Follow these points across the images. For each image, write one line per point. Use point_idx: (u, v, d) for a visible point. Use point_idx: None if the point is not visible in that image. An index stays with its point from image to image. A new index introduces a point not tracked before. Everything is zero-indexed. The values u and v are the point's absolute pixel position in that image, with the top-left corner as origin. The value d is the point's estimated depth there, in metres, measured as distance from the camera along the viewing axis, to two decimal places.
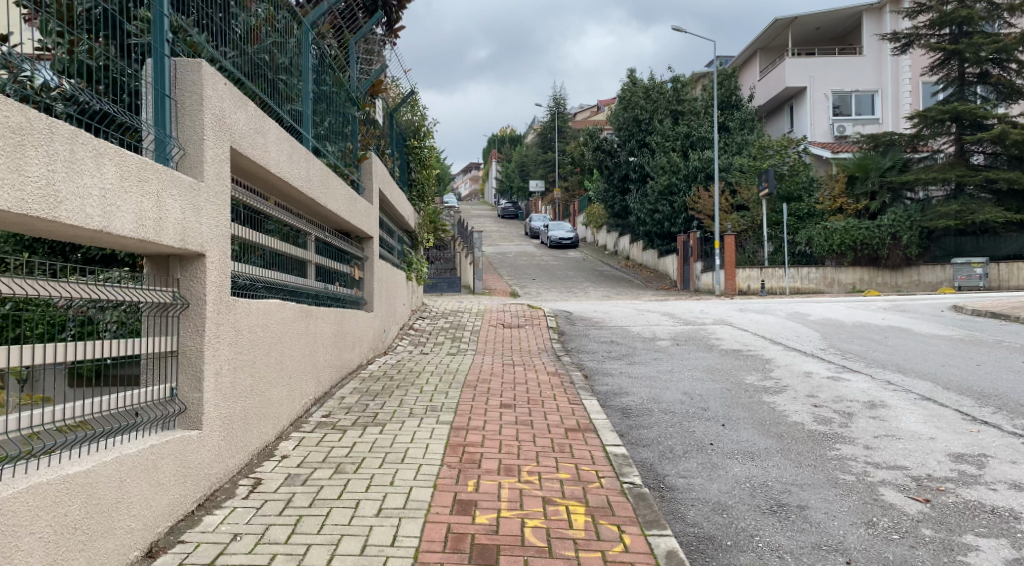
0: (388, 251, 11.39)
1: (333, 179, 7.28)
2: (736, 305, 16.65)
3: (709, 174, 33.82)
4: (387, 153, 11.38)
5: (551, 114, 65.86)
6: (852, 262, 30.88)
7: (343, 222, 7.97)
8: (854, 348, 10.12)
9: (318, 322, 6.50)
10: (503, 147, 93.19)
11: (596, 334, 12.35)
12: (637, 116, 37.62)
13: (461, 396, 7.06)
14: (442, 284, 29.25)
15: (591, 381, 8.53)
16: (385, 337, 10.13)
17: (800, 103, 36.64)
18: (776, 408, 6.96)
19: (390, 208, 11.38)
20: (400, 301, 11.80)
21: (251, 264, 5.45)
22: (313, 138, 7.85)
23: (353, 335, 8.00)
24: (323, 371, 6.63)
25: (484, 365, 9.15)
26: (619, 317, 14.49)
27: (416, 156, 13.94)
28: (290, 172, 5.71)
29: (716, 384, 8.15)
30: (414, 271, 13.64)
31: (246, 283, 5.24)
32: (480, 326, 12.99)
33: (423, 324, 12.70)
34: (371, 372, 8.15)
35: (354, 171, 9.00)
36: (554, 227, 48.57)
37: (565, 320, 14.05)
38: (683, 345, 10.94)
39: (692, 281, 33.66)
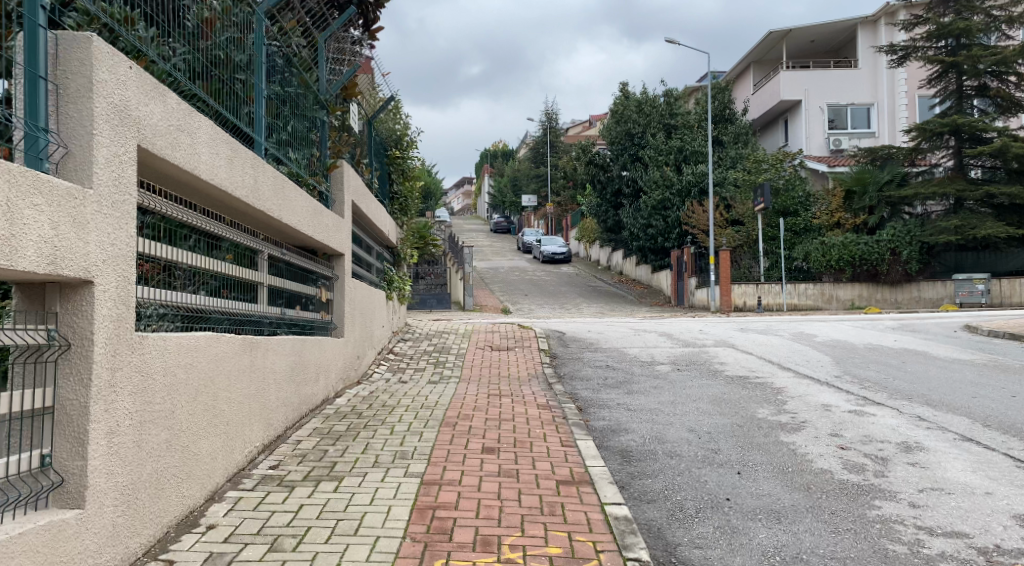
0: (363, 269, 10.48)
1: (292, 192, 6.44)
2: (738, 325, 15.78)
3: (703, 189, 33.20)
4: (363, 163, 10.53)
5: (544, 128, 65.29)
6: (850, 278, 30.14)
7: (305, 238, 7.10)
8: (872, 375, 9.26)
9: (266, 354, 5.60)
10: (494, 162, 92.60)
11: (591, 358, 11.46)
12: (630, 130, 36.98)
13: (436, 438, 6.17)
14: (430, 301, 28.44)
15: (585, 414, 7.63)
16: (358, 364, 9.24)
17: (795, 117, 36.03)
18: (797, 451, 6.09)
19: (366, 223, 10.49)
20: (377, 323, 10.88)
21: (174, 289, 4.57)
22: (274, 146, 7.00)
23: (316, 367, 7.11)
24: (274, 413, 5.75)
25: (467, 396, 8.25)
26: (614, 338, 13.62)
27: (397, 168, 13.10)
28: (230, 180, 4.86)
29: (725, 419, 7.28)
30: (395, 290, 12.73)
31: (166, 312, 4.37)
32: (466, 349, 12.06)
33: (403, 347, 11.80)
34: (337, 408, 7.26)
35: (321, 182, 8.15)
36: (546, 242, 47.83)
37: (556, 342, 13.16)
38: (685, 370, 10.07)
39: (687, 297, 32.93)
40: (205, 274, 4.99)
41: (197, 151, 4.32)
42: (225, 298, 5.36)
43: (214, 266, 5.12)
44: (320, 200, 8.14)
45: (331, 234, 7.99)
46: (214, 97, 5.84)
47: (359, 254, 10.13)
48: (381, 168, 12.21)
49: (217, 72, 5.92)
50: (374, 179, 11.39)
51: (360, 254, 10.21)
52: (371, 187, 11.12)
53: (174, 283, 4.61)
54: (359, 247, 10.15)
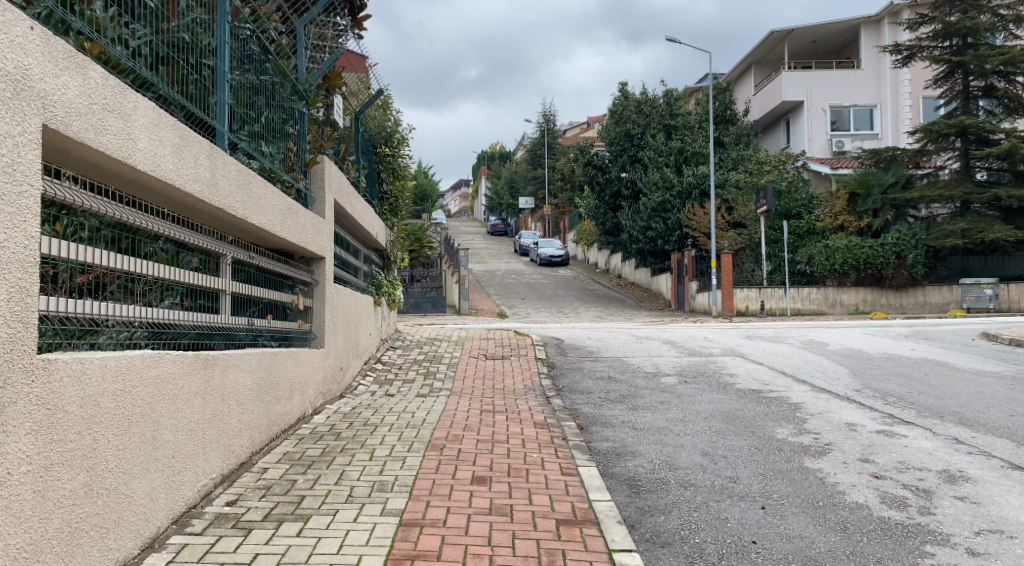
0: (348, 274, 9.77)
1: (261, 188, 5.78)
2: (744, 332, 15.10)
3: (704, 191, 32.62)
4: (348, 160, 9.89)
5: (541, 130, 64.74)
6: (855, 282, 29.50)
7: (278, 239, 6.45)
8: (895, 388, 8.59)
9: (225, 372, 4.95)
10: (492, 164, 92.07)
11: (591, 368, 10.78)
12: (630, 130, 36.43)
13: (420, 466, 5.51)
14: (425, 305, 27.81)
15: (588, 435, 6.95)
16: (341, 377, 8.58)
17: (797, 118, 35.46)
18: (825, 480, 5.43)
19: (351, 223, 9.79)
20: (364, 332, 10.17)
21: (106, 297, 4.02)
22: (245, 139, 6.36)
23: (288, 382, 6.45)
24: (234, 439, 5.09)
25: (456, 412, 7.56)
26: (616, 346, 12.95)
27: (387, 167, 12.45)
28: (178, 172, 4.22)
29: (742, 441, 6.62)
30: (384, 296, 12.02)
31: (86, 329, 3.76)
32: (460, 358, 11.35)
33: (392, 357, 11.10)
34: (313, 429, 6.58)
35: (300, 179, 7.50)
36: (544, 244, 47.19)
37: (555, 351, 12.46)
38: (693, 383, 9.40)
39: (687, 301, 32.35)
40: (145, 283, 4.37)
41: (133, 136, 3.67)
42: (170, 310, 4.74)
43: (157, 273, 4.52)
44: (298, 199, 7.48)
45: (308, 237, 7.26)
46: (178, 87, 5.19)
47: (343, 256, 9.43)
48: (369, 166, 11.54)
49: (181, 58, 5.26)
50: (361, 177, 10.72)
51: (344, 257, 9.49)
52: (358, 186, 10.44)
53: (106, 291, 4.04)
54: (343, 249, 9.45)
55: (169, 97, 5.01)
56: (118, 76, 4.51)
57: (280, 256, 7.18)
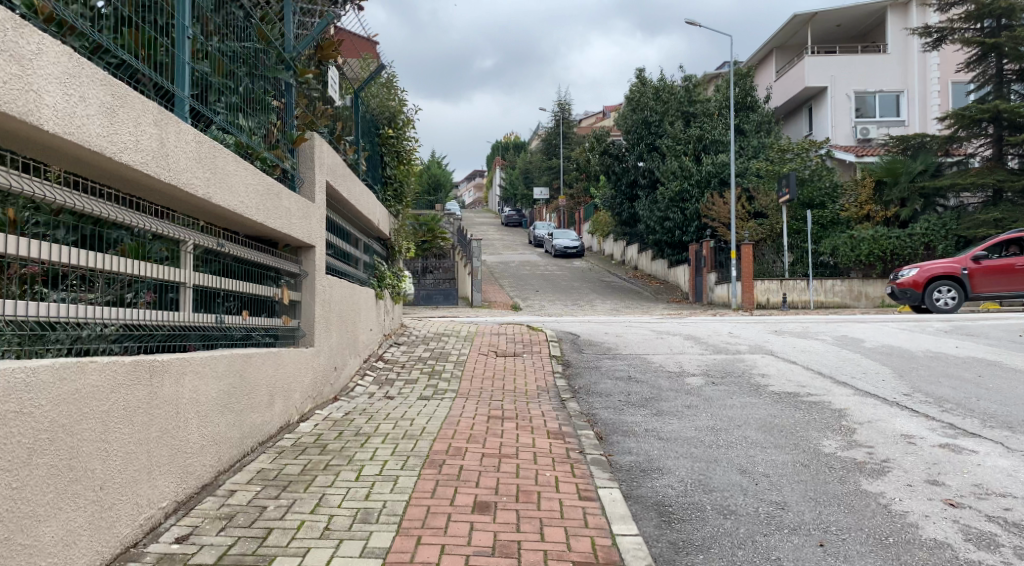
0: (344, 264, 8.98)
1: (231, 165, 5.01)
2: (771, 327, 14.24)
3: (724, 180, 31.67)
4: (345, 141, 9.11)
5: (556, 119, 63.86)
6: (881, 274, 28.53)
7: (256, 226, 5.69)
8: (949, 393, 7.71)
9: (182, 380, 4.21)
10: (507, 154, 91.27)
11: (610, 367, 9.97)
12: (647, 118, 35.52)
13: (413, 490, 4.72)
14: (436, 297, 27.11)
15: (608, 447, 6.14)
16: (335, 379, 7.82)
17: (820, 105, 34.38)
18: (891, 508, 4.60)
19: (346, 208, 8.99)
20: (364, 327, 9.41)
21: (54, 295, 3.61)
22: (220, 112, 5.60)
23: (267, 387, 5.68)
24: (192, 460, 4.33)
25: (460, 419, 6.76)
26: (634, 342, 12.15)
27: (391, 152, 11.67)
28: (110, 139, 3.46)
29: (784, 455, 5.79)
30: (387, 288, 11.25)
31: None
32: (468, 355, 10.57)
33: (395, 354, 10.34)
34: (295, 441, 5.82)
35: (285, 159, 6.71)
36: (559, 235, 46.37)
37: (570, 347, 11.68)
38: (722, 385, 8.57)
39: (705, 294, 31.55)
40: (52, 272, 3.58)
41: (35, 89, 2.93)
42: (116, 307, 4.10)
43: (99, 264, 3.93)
44: (282, 180, 6.70)
45: (294, 223, 6.48)
46: (144, 52, 4.46)
47: (338, 244, 8.63)
48: (371, 149, 10.76)
49: (148, 19, 4.53)
50: (361, 160, 9.94)
51: (339, 246, 8.69)
52: (356, 169, 9.66)
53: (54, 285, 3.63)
54: (338, 237, 8.65)
55: (132, 64, 4.31)
56: (69, 42, 3.86)
57: (262, 243, 6.41)
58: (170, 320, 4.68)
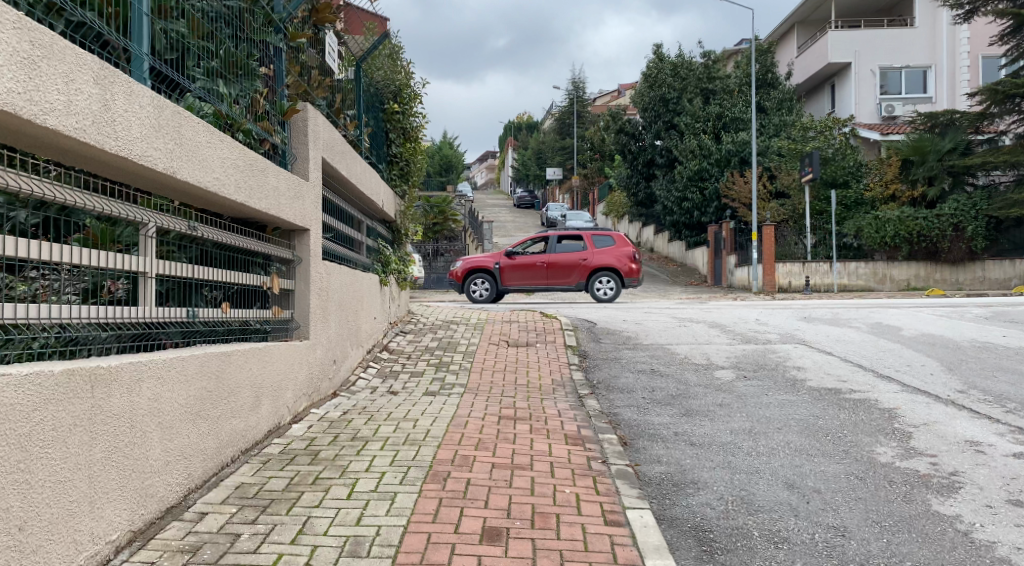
0: (343, 248, 8.29)
1: (202, 136, 4.32)
2: (799, 314, 13.51)
3: (744, 159, 31.21)
4: (346, 115, 8.44)
5: (570, 98, 62.91)
6: (907, 256, 27.71)
7: (237, 206, 5.03)
8: (1010, 390, 6.98)
9: (141, 386, 3.59)
10: (519, 134, 90.31)
11: (631, 358, 9.30)
12: (665, 95, 34.62)
13: (413, 513, 4.05)
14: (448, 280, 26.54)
15: (635, 456, 5.48)
16: (335, 373, 7.17)
17: (843, 81, 33.34)
18: (972, 536, 3.90)
19: (344, 187, 8.28)
20: (367, 316, 8.77)
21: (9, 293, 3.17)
22: (198, 79, 4.94)
23: (253, 388, 5.03)
24: (152, 479, 3.70)
25: (469, 420, 6.11)
26: (656, 330, 11.48)
27: (396, 128, 10.96)
28: (29, 98, 2.80)
29: (834, 466, 5.12)
30: (392, 273, 10.58)
31: None
32: (478, 345, 9.93)
33: (400, 343, 9.70)
34: (287, 447, 5.19)
35: (274, 133, 6.03)
36: (573, 217, 45.64)
37: (587, 336, 11.01)
38: (754, 381, 7.89)
39: (725, 276, 30.97)
40: None
41: None
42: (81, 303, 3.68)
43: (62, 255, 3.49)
44: (271, 157, 6.04)
45: (284, 204, 5.81)
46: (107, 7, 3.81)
47: (336, 227, 7.95)
48: (374, 125, 10.07)
49: None
50: (363, 137, 9.25)
51: (337, 228, 8.00)
52: (358, 146, 8.97)
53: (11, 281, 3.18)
54: (336, 219, 7.96)
55: (90, 23, 3.62)
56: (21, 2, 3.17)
57: (246, 225, 5.73)
58: (123, 316, 4.04)
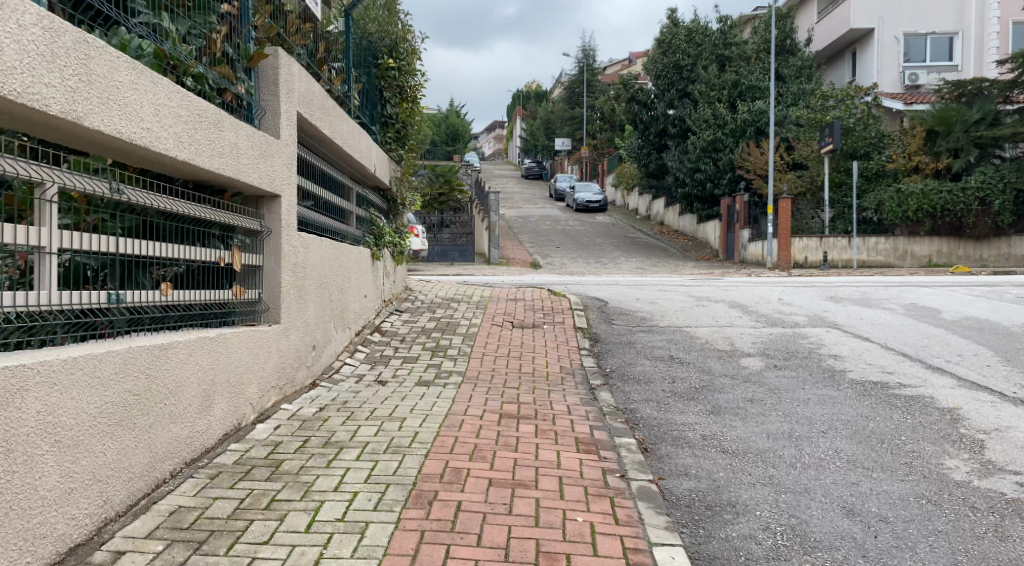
0: (325, 218, 7.40)
1: (125, 75, 3.41)
2: (825, 294, 12.63)
3: (760, 129, 29.94)
4: (330, 67, 7.50)
5: (580, 67, 61.55)
6: (929, 232, 26.75)
7: (181, 166, 4.14)
8: None
9: (28, 401, 2.71)
10: (528, 104, 88.94)
11: (648, 342, 8.44)
12: (679, 62, 33.45)
13: (386, 554, 3.22)
14: (452, 253, 25.65)
15: (658, 467, 4.64)
16: (313, 360, 6.32)
17: (865, 48, 32.16)
18: None
19: (325, 149, 7.38)
20: (355, 294, 7.89)
21: None
22: (139, 12, 4.03)
23: (200, 385, 4.18)
24: (45, 520, 2.83)
25: (463, 419, 5.26)
26: (673, 310, 10.63)
27: (391, 87, 9.99)
28: None
29: (900, 485, 4.26)
30: (386, 247, 9.67)
31: None
32: (479, 327, 9.06)
33: (394, 324, 8.85)
34: (244, 455, 4.34)
35: (236, 82, 5.12)
36: (582, 188, 44.66)
37: (597, 317, 10.15)
38: (786, 372, 7.04)
39: (737, 251, 30.14)
40: None
41: None
42: None
43: None
44: (235, 110, 5.17)
45: (246, 166, 4.91)
46: None
47: (315, 193, 7.05)
48: (364, 83, 9.14)
49: None
50: (352, 95, 8.34)
51: (317, 193, 7.10)
52: (345, 104, 8.07)
53: None
54: (314, 185, 7.06)
55: None
56: None
57: (197, 190, 4.83)
58: (17, 304, 3.18)
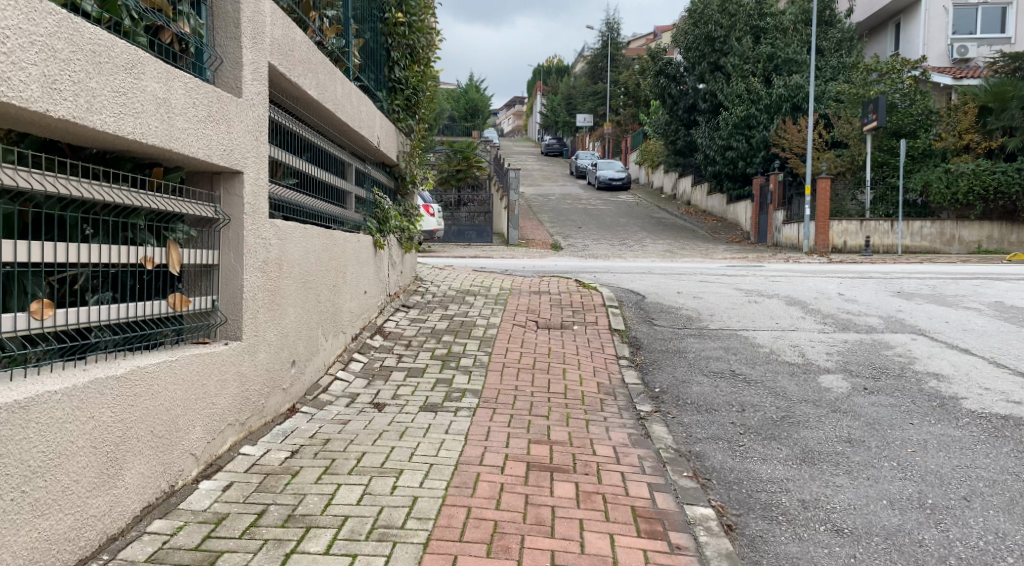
0: (314, 200, 6.07)
1: None
2: (890, 289, 11.20)
3: (797, 104, 28.34)
4: (321, 14, 6.13)
5: (604, 40, 59.69)
6: (980, 216, 25.18)
7: (66, 129, 2.79)
8: None
9: None
10: (549, 79, 86.89)
11: (701, 353, 7.11)
12: (711, 33, 31.70)
13: None
14: (469, 233, 24.18)
15: (751, 561, 3.31)
16: (290, 382, 5.00)
17: (911, 18, 30.57)
18: None
19: (316, 117, 6.06)
20: (351, 292, 6.55)
21: None
22: None
23: (97, 449, 2.85)
24: None
25: (479, 476, 3.92)
26: (723, 308, 9.30)
27: (399, 45, 8.61)
28: None
29: None
30: (392, 232, 8.31)
31: None
32: (499, 328, 7.72)
33: (399, 325, 7.52)
34: (166, 545, 3.02)
35: (175, 17, 3.77)
36: (604, 165, 43.10)
37: (635, 316, 8.78)
38: (880, 397, 5.67)
39: (770, 234, 28.73)
40: None
41: None
42: None
43: None
44: (172, 54, 3.82)
45: (182, 130, 3.52)
46: None
47: (300, 169, 5.73)
48: (367, 39, 7.77)
49: None
50: (351, 51, 6.99)
51: (302, 169, 5.77)
52: (341, 63, 6.71)
53: None
54: (300, 159, 5.75)
55: None
56: None
57: (111, 162, 3.43)
58: None
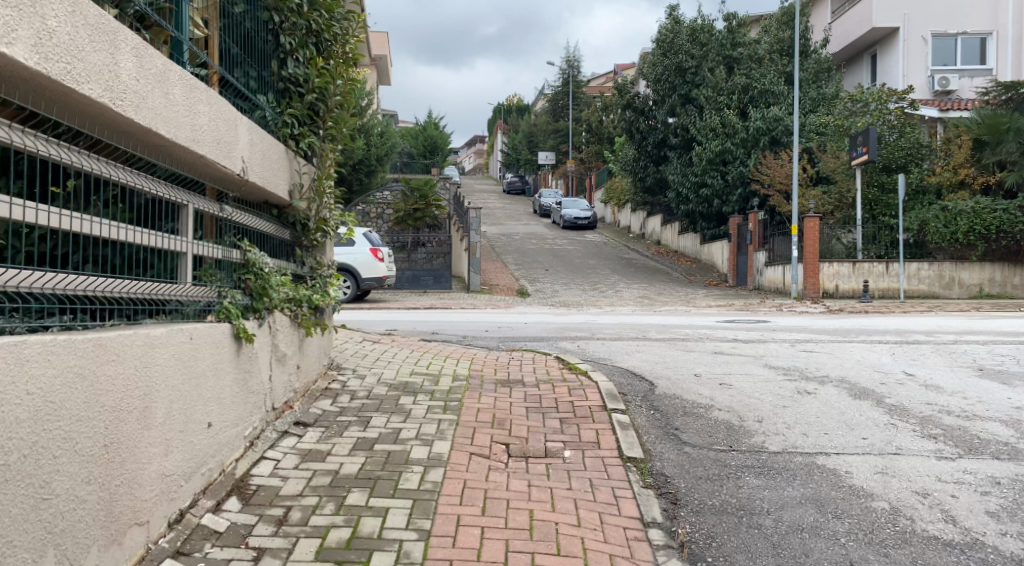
0: (73, 274, 3.08)
1: None
2: (965, 365, 8.51)
3: (777, 138, 26.15)
4: None
5: (565, 77, 58.05)
6: (981, 257, 22.91)
7: None
8: None
9: None
10: (509, 117, 85.06)
11: (781, 517, 4.25)
12: (681, 64, 29.64)
13: None
14: (425, 279, 21.21)
15: None
16: None
17: (888, 49, 28.86)
18: None
19: (75, 115, 3.11)
20: (169, 438, 3.57)
21: None
22: None
23: None
24: None
25: None
26: (771, 409, 6.45)
27: (293, 28, 5.83)
28: None
29: None
30: (283, 309, 5.38)
31: None
32: (446, 468, 4.75)
33: (280, 470, 4.50)
34: None
35: None
36: (569, 204, 40.59)
37: (653, 428, 5.91)
38: None
39: (751, 276, 26.32)
40: None
41: None
42: None
43: None
44: None
45: None
46: None
47: (28, 219, 2.80)
48: (228, 8, 4.90)
49: None
50: (181, 14, 4.10)
51: (36, 217, 2.83)
52: (159, 29, 3.81)
53: None
54: (31, 198, 2.82)
55: None
56: None
57: None
58: None
